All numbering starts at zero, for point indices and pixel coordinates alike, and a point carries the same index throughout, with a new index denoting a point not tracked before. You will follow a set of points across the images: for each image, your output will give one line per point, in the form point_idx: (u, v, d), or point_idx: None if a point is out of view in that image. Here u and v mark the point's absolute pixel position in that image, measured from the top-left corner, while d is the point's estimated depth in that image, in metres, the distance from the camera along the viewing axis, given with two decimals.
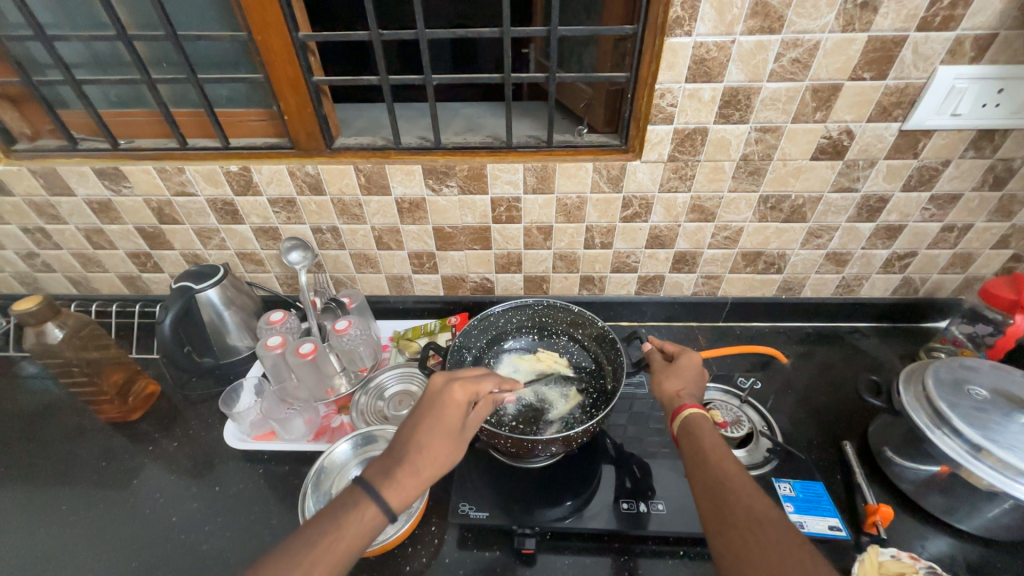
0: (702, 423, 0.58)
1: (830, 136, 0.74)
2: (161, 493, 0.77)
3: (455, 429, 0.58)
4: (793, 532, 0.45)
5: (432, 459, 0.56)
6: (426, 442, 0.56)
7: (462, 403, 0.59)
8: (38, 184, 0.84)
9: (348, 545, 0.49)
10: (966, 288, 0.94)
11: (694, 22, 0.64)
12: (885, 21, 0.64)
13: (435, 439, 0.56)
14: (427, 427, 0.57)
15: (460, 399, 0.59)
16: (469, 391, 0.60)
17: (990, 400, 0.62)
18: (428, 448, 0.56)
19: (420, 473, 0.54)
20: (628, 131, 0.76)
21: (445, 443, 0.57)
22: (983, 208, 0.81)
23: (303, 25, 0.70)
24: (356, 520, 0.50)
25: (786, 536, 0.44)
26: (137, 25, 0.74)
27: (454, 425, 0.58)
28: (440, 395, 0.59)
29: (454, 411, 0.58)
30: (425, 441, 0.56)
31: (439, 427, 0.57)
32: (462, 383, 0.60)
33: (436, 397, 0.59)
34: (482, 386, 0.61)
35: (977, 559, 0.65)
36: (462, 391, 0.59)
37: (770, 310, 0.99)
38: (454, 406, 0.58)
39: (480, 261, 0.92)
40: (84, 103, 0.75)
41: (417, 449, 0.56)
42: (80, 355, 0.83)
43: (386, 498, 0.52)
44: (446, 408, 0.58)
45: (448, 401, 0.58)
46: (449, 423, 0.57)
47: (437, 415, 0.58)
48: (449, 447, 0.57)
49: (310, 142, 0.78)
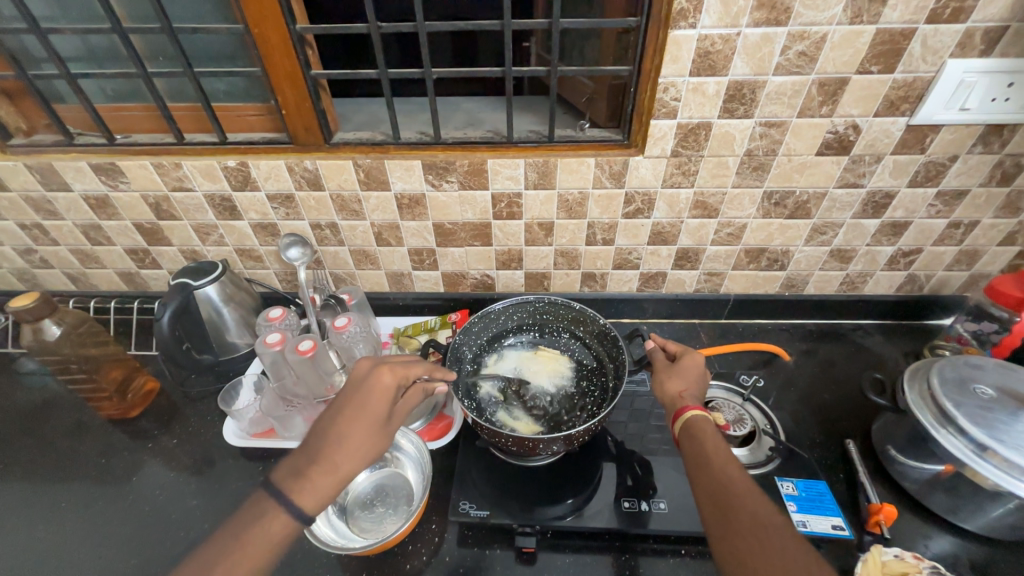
0: (704, 425, 0.57)
1: (836, 131, 0.73)
2: (161, 490, 0.77)
3: (379, 416, 0.58)
4: (799, 539, 0.44)
5: (352, 451, 0.55)
6: (346, 434, 0.56)
7: (388, 389, 0.59)
8: (34, 179, 0.83)
9: (253, 556, 0.49)
10: (972, 285, 0.93)
11: (698, 14, 0.63)
12: (894, 14, 0.62)
13: (357, 428, 0.56)
14: (349, 417, 0.57)
15: (385, 385, 0.59)
16: (396, 377, 0.61)
17: (996, 399, 0.62)
18: (350, 440, 0.56)
19: (338, 468, 0.54)
20: (631, 126, 0.75)
21: (368, 434, 0.57)
22: (990, 204, 0.80)
23: (300, 17, 0.69)
24: (262, 529, 0.51)
25: (792, 543, 0.44)
26: (132, 18, 0.73)
27: (379, 411, 0.58)
28: (364, 382, 0.60)
29: (378, 397, 0.58)
30: (346, 434, 0.56)
31: (362, 416, 0.57)
32: (389, 368, 0.61)
33: (360, 385, 0.59)
34: (410, 371, 0.62)
35: (980, 559, 0.65)
36: (387, 377, 0.60)
37: (773, 307, 0.98)
38: (377, 396, 0.58)
39: (480, 258, 0.91)
40: (79, 96, 0.74)
41: (338, 443, 0.55)
42: (79, 352, 0.82)
43: (297, 499, 0.52)
44: (369, 397, 0.58)
45: (372, 387, 0.59)
46: (372, 411, 0.58)
47: (361, 402, 0.58)
48: (372, 437, 0.57)
49: (308, 137, 0.77)
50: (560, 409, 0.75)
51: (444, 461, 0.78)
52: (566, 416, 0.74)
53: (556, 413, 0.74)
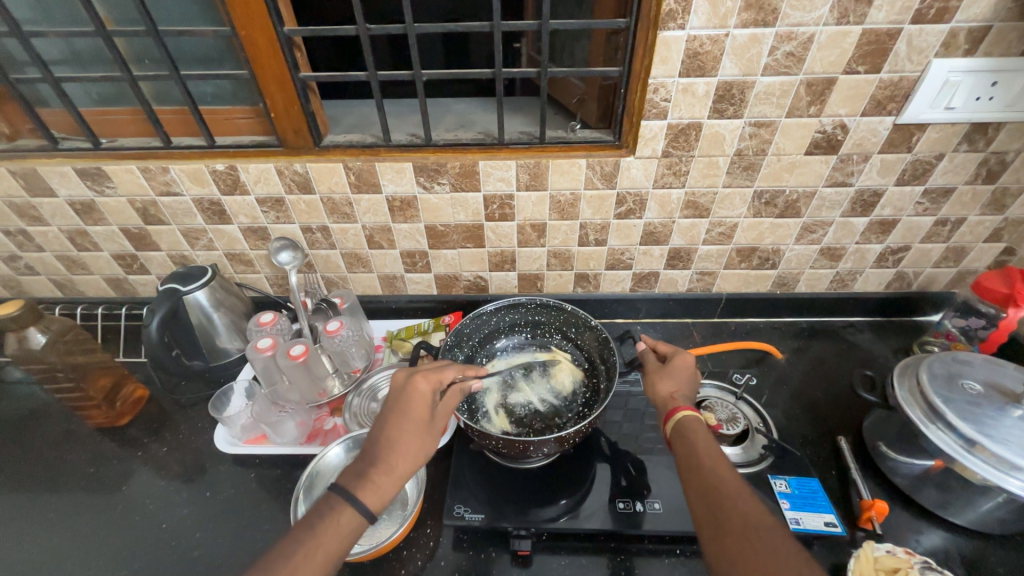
0: (695, 426, 0.57)
1: (824, 131, 0.73)
2: (152, 499, 0.76)
3: (425, 419, 0.59)
4: (788, 540, 0.45)
5: (405, 454, 0.56)
6: (396, 439, 0.57)
7: (427, 393, 0.60)
8: (18, 185, 0.81)
9: (325, 552, 0.49)
10: (960, 282, 0.94)
11: (687, 15, 0.63)
12: (880, 14, 0.63)
13: (406, 432, 0.57)
14: (396, 422, 0.58)
15: (424, 389, 0.60)
16: (432, 381, 0.61)
17: (983, 395, 0.62)
18: (402, 443, 0.57)
19: (394, 470, 0.55)
20: (622, 127, 0.75)
21: (417, 436, 0.57)
22: (977, 202, 0.81)
23: (289, 19, 0.68)
24: (333, 526, 0.51)
25: (782, 543, 0.44)
26: (116, 20, 0.72)
27: (423, 414, 0.59)
28: (403, 388, 0.60)
29: (421, 402, 0.59)
30: (397, 438, 0.57)
31: (409, 420, 0.58)
32: (423, 374, 0.61)
33: (400, 392, 0.60)
34: (444, 375, 0.62)
35: (970, 552, 0.66)
36: (424, 382, 0.60)
37: (764, 306, 0.98)
38: (419, 399, 0.59)
39: (473, 259, 0.91)
40: (63, 100, 0.73)
41: (390, 447, 0.56)
42: (65, 360, 0.81)
43: (360, 500, 0.53)
44: (413, 401, 0.59)
45: (412, 393, 0.59)
46: (417, 415, 0.58)
47: (405, 407, 0.59)
48: (421, 439, 0.58)
49: (298, 140, 0.76)
50: (551, 412, 0.75)
51: (438, 464, 0.78)
52: (557, 417, 0.74)
53: (548, 415, 0.74)
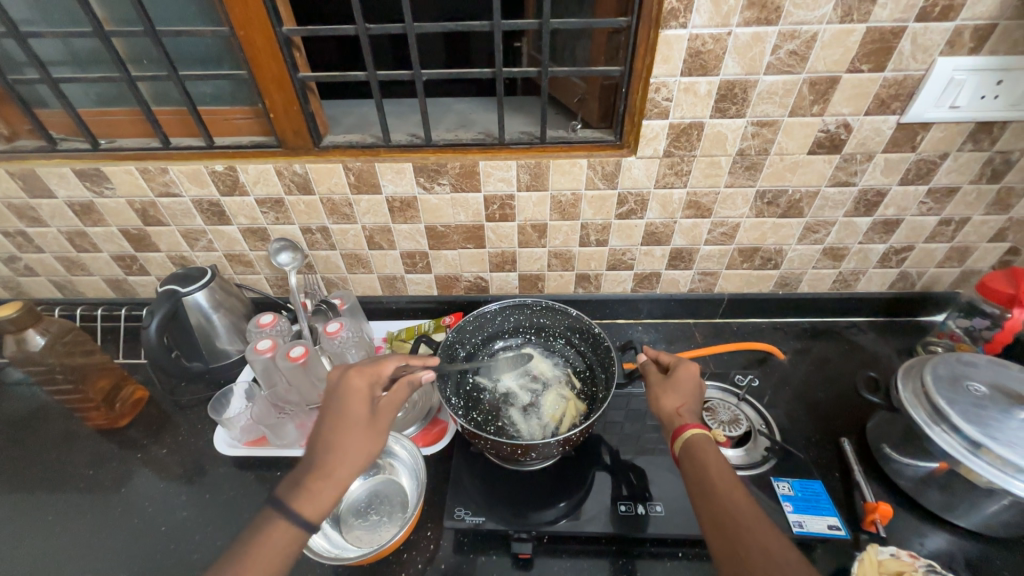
0: (705, 445, 0.56)
1: (828, 130, 0.73)
2: (151, 501, 0.75)
3: (363, 416, 0.58)
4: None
5: (345, 454, 0.55)
6: (336, 440, 0.56)
7: (362, 390, 0.59)
8: (16, 186, 0.81)
9: (264, 565, 0.48)
10: (963, 282, 0.93)
11: (689, 13, 0.63)
12: (884, 12, 0.62)
13: (345, 432, 0.56)
14: (334, 423, 0.57)
15: (359, 386, 0.59)
16: (368, 377, 0.60)
17: (989, 396, 0.62)
18: (342, 444, 0.56)
19: (334, 472, 0.54)
20: (623, 126, 0.74)
21: (357, 434, 0.57)
22: (981, 201, 0.81)
23: (287, 19, 0.68)
24: (272, 535, 0.50)
25: None
26: (115, 20, 0.72)
27: (361, 412, 0.58)
28: (338, 389, 0.59)
29: (357, 400, 0.58)
30: (335, 439, 0.56)
31: (347, 420, 0.57)
32: (357, 371, 0.61)
33: (336, 393, 0.59)
34: (382, 369, 0.62)
35: (975, 556, 0.65)
36: (360, 379, 0.60)
37: (767, 306, 0.98)
38: (355, 397, 0.58)
39: (473, 260, 0.90)
40: (61, 101, 0.72)
41: (330, 449, 0.55)
42: (64, 362, 0.80)
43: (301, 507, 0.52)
44: (349, 400, 0.58)
45: (348, 393, 0.59)
46: (356, 412, 0.58)
47: (341, 407, 0.58)
48: (362, 436, 0.57)
49: (297, 141, 0.76)
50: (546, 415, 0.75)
51: (439, 466, 0.77)
52: (552, 421, 0.74)
53: (543, 419, 0.74)
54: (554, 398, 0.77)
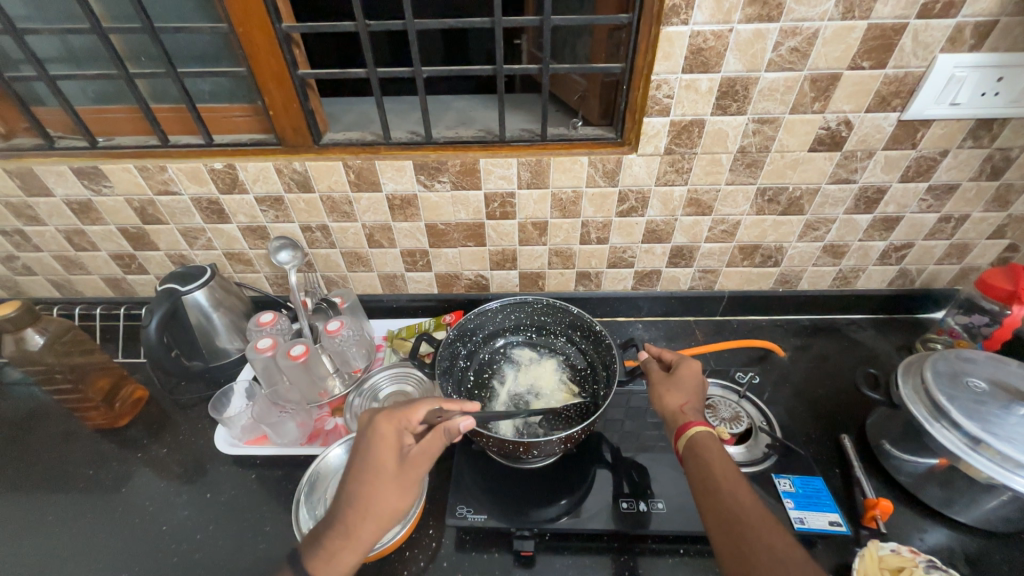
0: (708, 444, 0.56)
1: (829, 127, 0.73)
2: (152, 501, 0.75)
3: (388, 472, 0.56)
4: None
5: (365, 515, 0.55)
6: (359, 498, 0.55)
7: (390, 443, 0.57)
8: (14, 184, 0.81)
9: None
10: (962, 279, 0.93)
11: (690, 10, 0.62)
12: (885, 9, 0.62)
13: (369, 490, 0.56)
14: (358, 477, 0.56)
15: (387, 437, 0.57)
16: (397, 426, 0.58)
17: (988, 392, 0.62)
18: (364, 502, 0.55)
19: (354, 534, 0.54)
20: (624, 124, 0.74)
21: (379, 493, 0.56)
22: (981, 198, 0.81)
23: (286, 16, 0.67)
24: None
25: None
26: (112, 18, 0.71)
27: (386, 468, 0.56)
28: (366, 439, 0.58)
29: (383, 452, 0.57)
30: (358, 496, 0.56)
31: (372, 476, 0.56)
32: (386, 419, 0.58)
33: (364, 442, 0.58)
34: (412, 415, 0.59)
35: (975, 551, 0.65)
36: (388, 428, 0.58)
37: (767, 303, 0.98)
38: (382, 450, 0.57)
39: (474, 258, 0.90)
40: (59, 99, 0.72)
41: (352, 507, 0.55)
42: (63, 361, 0.80)
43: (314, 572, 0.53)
44: (375, 453, 0.57)
45: (374, 445, 0.57)
46: (381, 468, 0.56)
47: (368, 461, 0.57)
48: (385, 495, 0.56)
49: (297, 138, 0.75)
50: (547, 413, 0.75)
51: (440, 463, 0.77)
52: (553, 420, 0.73)
53: (543, 418, 0.74)
54: (550, 400, 0.76)
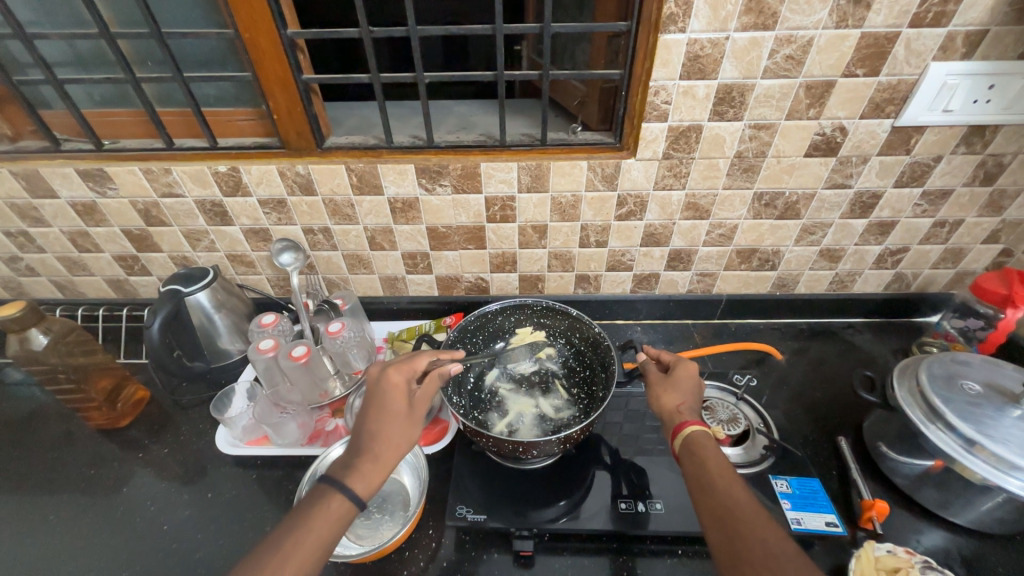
0: (705, 442, 0.57)
1: (823, 133, 0.74)
2: (152, 501, 0.75)
3: (403, 408, 0.60)
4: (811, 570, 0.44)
5: (387, 441, 0.57)
6: (378, 430, 0.58)
7: (401, 384, 0.61)
8: (19, 186, 0.81)
9: (316, 536, 0.50)
10: (957, 283, 0.94)
11: (688, 18, 0.64)
12: (878, 18, 0.64)
13: (388, 422, 0.58)
14: (374, 414, 0.59)
15: (398, 380, 0.62)
16: (405, 372, 0.63)
17: (982, 395, 0.63)
18: (385, 432, 0.58)
19: (380, 456, 0.56)
20: (623, 129, 0.75)
21: (398, 422, 0.59)
22: (974, 204, 0.82)
23: (291, 22, 0.69)
24: (323, 511, 0.52)
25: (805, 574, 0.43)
26: (120, 23, 0.73)
27: (401, 404, 0.60)
28: (377, 384, 0.62)
29: (397, 392, 0.61)
30: (378, 428, 0.58)
31: (389, 410, 0.59)
32: (395, 366, 0.63)
33: (376, 389, 0.61)
34: (417, 364, 0.64)
35: (971, 553, 0.66)
36: (397, 373, 0.62)
37: (765, 306, 0.99)
38: (395, 389, 0.61)
39: (474, 261, 0.91)
40: (66, 102, 0.73)
41: (373, 438, 0.57)
42: (67, 362, 0.81)
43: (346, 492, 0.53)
44: (389, 392, 0.60)
45: (387, 386, 0.61)
46: (396, 403, 0.60)
47: (382, 400, 0.60)
48: (403, 425, 0.59)
49: (300, 142, 0.76)
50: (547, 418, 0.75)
51: (440, 464, 0.78)
52: (552, 424, 0.74)
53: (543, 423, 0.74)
54: (545, 402, 0.78)
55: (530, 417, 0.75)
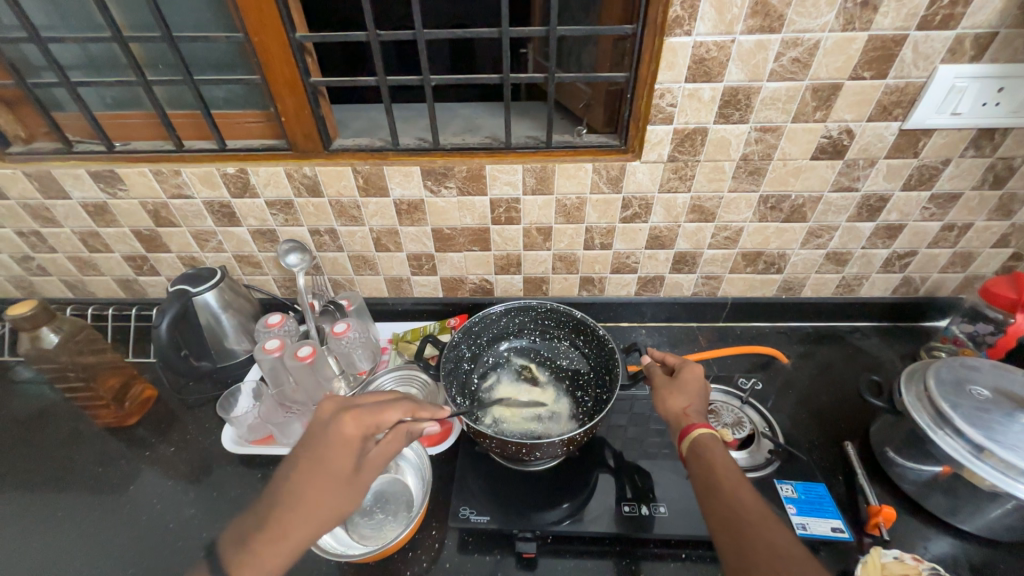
0: (711, 445, 0.57)
1: (830, 136, 0.74)
2: (158, 499, 0.76)
3: (349, 469, 0.55)
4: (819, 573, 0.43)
5: (320, 503, 0.54)
6: (315, 489, 0.54)
7: (353, 438, 0.56)
8: (32, 187, 0.83)
9: None
10: (966, 287, 0.93)
11: (694, 21, 0.64)
12: (886, 21, 0.63)
13: (328, 485, 0.54)
14: (315, 470, 0.55)
15: (351, 434, 0.56)
16: (364, 426, 0.56)
17: (992, 400, 0.62)
18: (320, 494, 0.54)
19: (310, 521, 0.53)
20: (628, 132, 0.75)
21: (336, 485, 0.55)
22: (983, 207, 0.81)
23: (299, 25, 0.69)
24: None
25: None
26: (132, 27, 0.74)
27: (348, 465, 0.55)
28: (328, 432, 0.56)
29: (345, 452, 0.55)
30: (315, 488, 0.54)
31: (331, 470, 0.54)
32: (356, 417, 0.57)
33: (324, 437, 0.56)
34: (381, 419, 0.58)
35: (980, 560, 0.65)
36: (353, 429, 0.56)
37: (770, 310, 0.98)
38: (343, 447, 0.55)
39: (479, 263, 0.91)
40: (79, 104, 0.74)
41: (307, 498, 0.53)
42: (76, 360, 0.82)
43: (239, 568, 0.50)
44: (337, 448, 0.55)
45: (338, 439, 0.55)
46: (342, 463, 0.55)
47: (327, 455, 0.55)
48: (341, 487, 0.55)
49: (307, 144, 0.77)
50: (552, 418, 0.75)
51: (443, 465, 0.78)
52: (556, 425, 0.74)
53: (547, 424, 0.74)
54: (549, 402, 0.78)
55: (535, 417, 0.75)
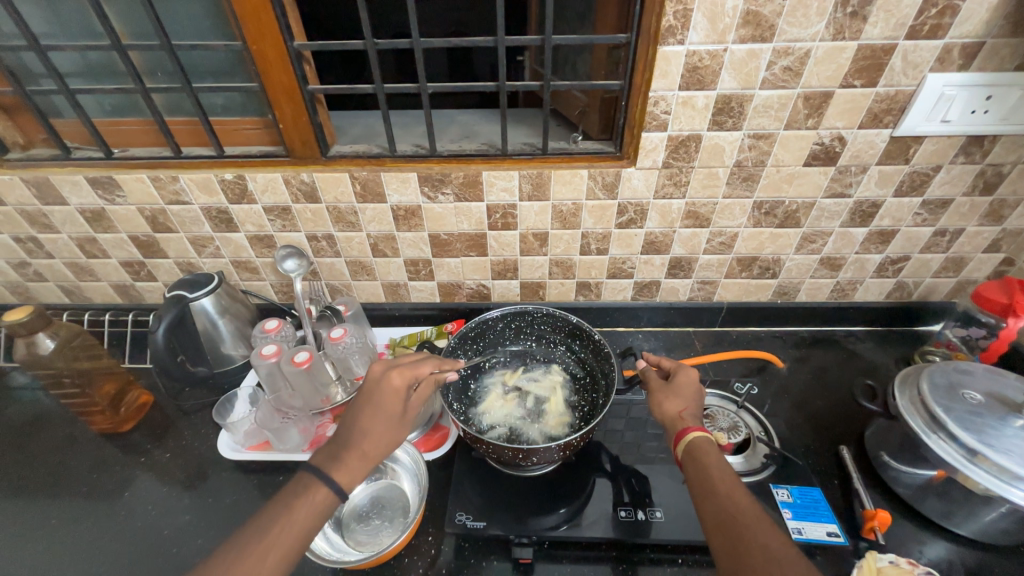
0: (707, 448, 0.57)
1: (822, 143, 0.75)
2: (153, 506, 0.76)
3: (397, 413, 0.58)
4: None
5: (376, 440, 0.57)
6: (370, 429, 0.57)
7: (401, 387, 0.59)
8: (30, 193, 0.83)
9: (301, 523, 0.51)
10: (959, 292, 0.94)
11: (687, 30, 0.65)
12: (875, 30, 0.64)
13: (379, 425, 0.57)
14: (367, 414, 0.58)
15: (398, 384, 0.59)
16: (407, 377, 0.60)
17: (984, 405, 0.63)
18: (373, 433, 0.57)
19: (368, 454, 0.56)
20: (622, 139, 0.76)
21: (388, 425, 0.58)
22: (974, 213, 0.82)
23: (297, 34, 0.70)
24: (309, 500, 0.52)
25: None
26: (131, 35, 0.74)
27: (396, 409, 0.58)
28: (376, 383, 0.60)
29: (392, 397, 0.59)
30: (369, 428, 0.57)
31: (382, 412, 0.58)
32: (399, 369, 0.60)
33: (374, 387, 0.59)
34: (419, 370, 0.61)
35: (975, 563, 0.65)
36: (398, 379, 0.60)
37: (766, 314, 0.99)
38: (391, 394, 0.59)
39: (476, 268, 0.92)
40: (77, 111, 0.75)
41: (363, 436, 0.57)
42: (71, 366, 0.83)
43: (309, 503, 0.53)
44: (385, 394, 0.59)
45: (387, 387, 0.59)
46: (391, 407, 0.58)
47: (377, 402, 0.58)
48: (392, 428, 0.58)
49: (305, 151, 0.78)
50: (551, 423, 0.75)
51: (440, 471, 0.78)
52: (555, 429, 0.74)
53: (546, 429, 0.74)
54: (548, 407, 0.78)
55: (533, 422, 0.75)
